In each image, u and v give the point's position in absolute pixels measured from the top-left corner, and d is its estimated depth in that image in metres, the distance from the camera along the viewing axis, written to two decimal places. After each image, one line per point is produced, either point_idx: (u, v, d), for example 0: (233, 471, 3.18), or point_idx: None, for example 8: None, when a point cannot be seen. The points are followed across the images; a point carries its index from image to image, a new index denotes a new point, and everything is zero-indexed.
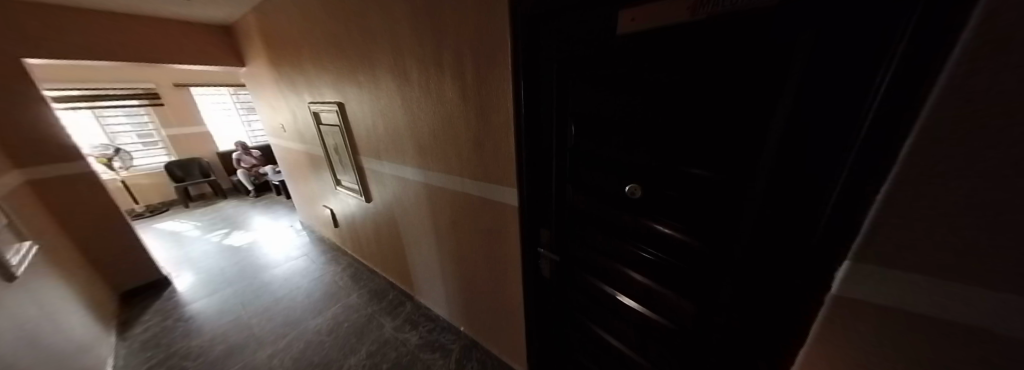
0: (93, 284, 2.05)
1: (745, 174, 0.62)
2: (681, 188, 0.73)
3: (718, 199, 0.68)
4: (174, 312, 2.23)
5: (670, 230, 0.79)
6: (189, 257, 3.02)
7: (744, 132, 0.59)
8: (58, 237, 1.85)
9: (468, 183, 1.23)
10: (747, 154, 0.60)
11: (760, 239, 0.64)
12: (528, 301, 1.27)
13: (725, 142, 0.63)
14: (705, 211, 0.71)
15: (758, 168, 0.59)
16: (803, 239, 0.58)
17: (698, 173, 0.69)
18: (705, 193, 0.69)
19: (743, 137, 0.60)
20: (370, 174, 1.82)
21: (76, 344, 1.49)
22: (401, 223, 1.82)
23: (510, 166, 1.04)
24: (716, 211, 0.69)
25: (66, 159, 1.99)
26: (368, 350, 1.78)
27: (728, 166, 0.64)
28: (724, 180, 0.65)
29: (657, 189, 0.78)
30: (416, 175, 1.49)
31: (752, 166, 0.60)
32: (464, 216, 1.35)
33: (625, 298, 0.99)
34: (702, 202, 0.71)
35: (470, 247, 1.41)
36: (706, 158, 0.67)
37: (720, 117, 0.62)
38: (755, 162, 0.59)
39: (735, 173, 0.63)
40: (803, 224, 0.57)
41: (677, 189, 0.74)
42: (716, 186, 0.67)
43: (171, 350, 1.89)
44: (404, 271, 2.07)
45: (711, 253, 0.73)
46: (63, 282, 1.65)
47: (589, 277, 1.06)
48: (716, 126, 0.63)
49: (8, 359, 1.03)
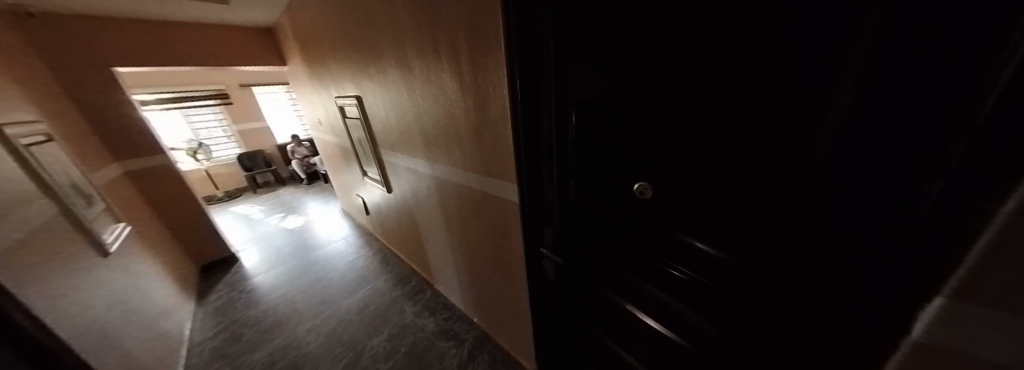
0: (178, 257, 2.47)
1: (789, 175, 0.47)
2: (702, 190, 0.59)
3: (754, 203, 0.53)
4: (239, 284, 2.60)
5: (700, 243, 0.65)
6: (253, 237, 3.47)
7: (789, 117, 0.44)
8: (149, 218, 2.23)
9: (473, 176, 1.18)
10: (795, 148, 0.45)
11: (810, 257, 0.49)
12: (534, 301, 1.20)
13: (761, 132, 0.48)
14: (738, 219, 0.56)
15: (806, 165, 0.44)
16: (873, 260, 0.42)
17: (727, 171, 0.54)
18: (734, 197, 0.55)
19: (787, 124, 0.44)
20: (389, 166, 1.87)
21: (161, 308, 1.81)
22: (417, 215, 1.86)
23: (508, 159, 0.97)
24: (750, 218, 0.55)
25: (152, 152, 2.37)
26: (389, 332, 1.89)
27: (764, 163, 0.49)
28: (764, 182, 0.50)
29: (675, 190, 0.64)
30: (426, 168, 1.49)
31: (798, 163, 0.45)
32: (471, 210, 1.31)
33: (640, 313, 0.87)
34: (734, 207, 0.56)
35: (477, 241, 1.39)
36: (736, 153, 0.52)
37: (754, 99, 0.47)
38: (807, 154, 0.43)
39: (775, 173, 0.48)
40: (874, 241, 0.41)
41: (699, 192, 0.60)
42: (752, 189, 0.52)
43: (233, 317, 2.20)
44: (424, 260, 2.13)
45: (744, 270, 0.59)
46: (151, 256, 2.00)
47: (600, 286, 0.95)
48: (748, 110, 0.48)
49: (99, 321, 1.28)
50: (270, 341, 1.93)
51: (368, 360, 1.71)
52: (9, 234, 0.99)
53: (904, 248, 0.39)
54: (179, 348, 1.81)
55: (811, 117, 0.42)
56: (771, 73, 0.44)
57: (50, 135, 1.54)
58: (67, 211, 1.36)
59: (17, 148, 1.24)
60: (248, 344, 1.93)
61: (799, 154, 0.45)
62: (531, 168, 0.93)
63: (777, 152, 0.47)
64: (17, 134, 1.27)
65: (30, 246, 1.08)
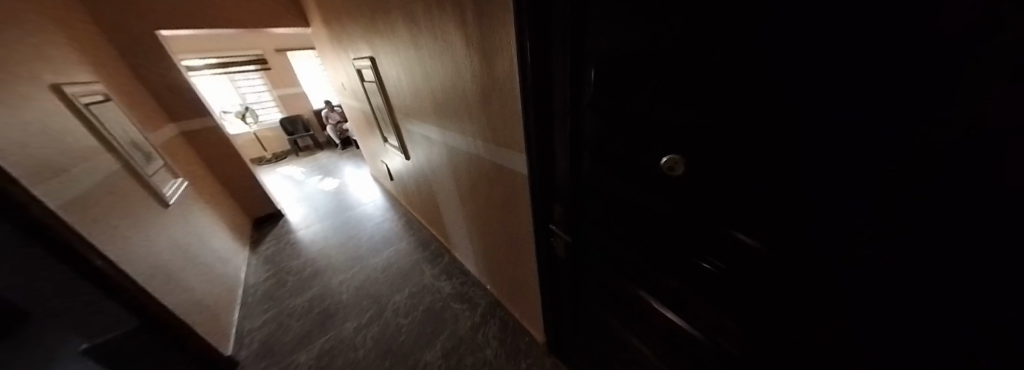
0: (233, 210, 2.78)
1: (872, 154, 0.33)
2: (734, 173, 0.47)
3: (781, 194, 0.43)
4: (284, 237, 2.88)
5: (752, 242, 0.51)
6: (295, 196, 3.79)
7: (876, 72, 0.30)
8: (204, 175, 2.50)
9: (482, 146, 1.11)
10: (836, 130, 0.34)
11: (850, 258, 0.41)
12: (543, 277, 1.17)
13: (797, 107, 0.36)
14: (762, 209, 0.47)
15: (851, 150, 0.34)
16: (933, 271, 0.34)
17: (746, 154, 0.44)
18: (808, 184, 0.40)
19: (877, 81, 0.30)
20: (405, 132, 1.84)
21: (219, 253, 2.07)
22: (434, 182, 1.85)
23: (515, 125, 0.88)
24: (796, 210, 0.43)
25: (201, 115, 2.58)
26: (410, 291, 2.00)
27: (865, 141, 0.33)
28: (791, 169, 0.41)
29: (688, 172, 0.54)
30: (438, 135, 1.43)
31: (841, 148, 0.35)
32: (481, 180, 1.26)
33: (662, 307, 0.78)
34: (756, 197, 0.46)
35: (490, 212, 1.34)
36: (758, 133, 0.41)
37: (796, 60, 0.34)
38: (860, 137, 0.33)
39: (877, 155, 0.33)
40: (937, 249, 0.33)
41: (731, 175, 0.48)
42: (778, 176, 0.42)
43: (280, 265, 2.47)
44: (442, 226, 2.18)
45: (770, 265, 0.51)
46: (208, 209, 2.26)
47: (623, 278, 0.85)
48: (811, 68, 0.34)
49: (163, 261, 1.48)
50: (309, 288, 2.15)
51: (390, 315, 1.83)
52: (63, 190, 1.15)
53: (982, 259, 0.30)
54: (237, 289, 2.08)
55: (871, 87, 0.31)
56: (831, 22, 0.31)
57: (107, 95, 1.73)
58: (126, 166, 1.59)
59: (80, 108, 1.44)
60: (291, 289, 2.16)
61: (841, 137, 0.34)
62: (544, 138, 0.83)
63: (813, 133, 0.36)
64: (75, 94, 1.45)
65: (90, 199, 1.25)
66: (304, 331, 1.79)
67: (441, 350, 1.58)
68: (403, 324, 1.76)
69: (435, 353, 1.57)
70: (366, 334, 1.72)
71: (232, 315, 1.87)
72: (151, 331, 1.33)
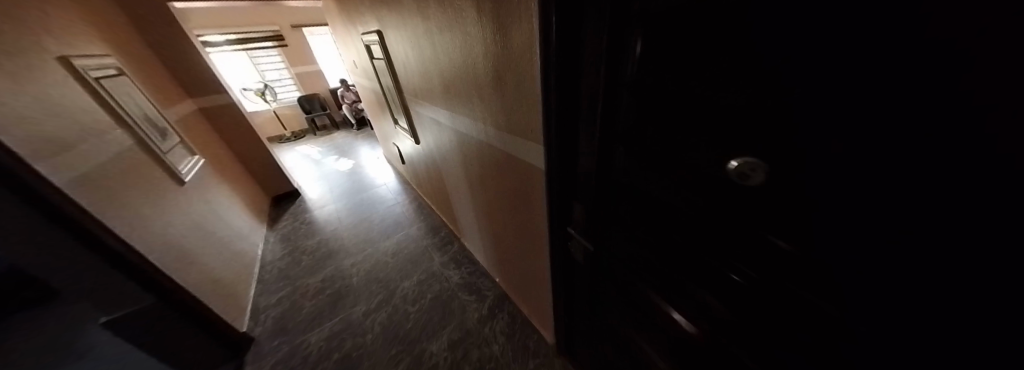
0: (252, 188, 2.84)
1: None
2: (816, 184, 0.33)
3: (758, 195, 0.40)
4: (301, 216, 2.91)
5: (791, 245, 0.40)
6: (312, 175, 3.84)
7: None
8: (222, 153, 2.53)
9: (491, 133, 1.00)
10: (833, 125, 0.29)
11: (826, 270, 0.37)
12: (557, 277, 1.07)
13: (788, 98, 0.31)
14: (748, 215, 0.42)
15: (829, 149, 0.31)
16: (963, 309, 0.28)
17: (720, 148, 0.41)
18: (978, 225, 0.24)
19: None
20: (414, 115, 1.74)
21: (237, 231, 2.12)
22: (443, 168, 1.76)
23: (533, 111, 0.75)
24: (811, 220, 0.36)
25: (216, 92, 2.57)
26: (418, 278, 1.98)
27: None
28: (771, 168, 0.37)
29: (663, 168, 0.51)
30: (448, 119, 1.32)
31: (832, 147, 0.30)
32: (492, 170, 1.15)
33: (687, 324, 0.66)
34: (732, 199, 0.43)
35: (501, 204, 1.24)
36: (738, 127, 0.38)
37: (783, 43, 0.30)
38: None
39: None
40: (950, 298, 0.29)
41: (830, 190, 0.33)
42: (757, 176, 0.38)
43: (296, 243, 2.50)
44: (452, 214, 2.12)
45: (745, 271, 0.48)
46: (226, 187, 2.30)
47: (645, 288, 0.73)
48: (835, 48, 0.27)
49: (177, 239, 1.50)
50: (322, 268, 2.16)
51: (399, 301, 1.82)
52: (76, 165, 1.16)
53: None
54: (255, 265, 2.13)
55: (888, 71, 0.25)
56: None
57: (120, 70, 1.71)
58: (140, 142, 1.59)
59: (90, 83, 1.43)
60: (306, 268, 2.18)
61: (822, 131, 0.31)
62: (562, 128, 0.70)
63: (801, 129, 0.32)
64: (85, 67, 1.44)
65: (103, 176, 1.26)
66: (316, 312, 1.81)
67: (447, 342, 1.55)
68: (410, 312, 1.74)
69: (442, 345, 1.53)
70: (375, 319, 1.72)
71: (249, 291, 1.91)
72: (167, 307, 1.33)
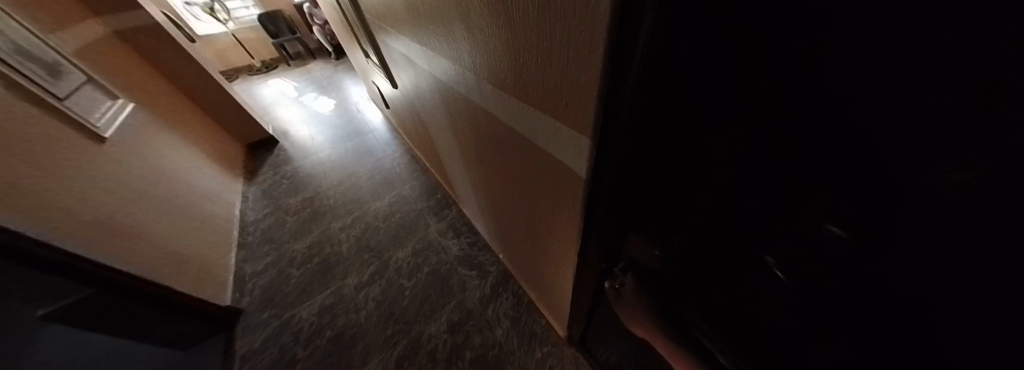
0: (218, 135, 2.43)
1: None
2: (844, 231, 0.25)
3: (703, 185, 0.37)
4: (282, 169, 2.46)
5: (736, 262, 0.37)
6: (287, 114, 3.27)
7: None
8: (164, 95, 2.05)
9: (493, 95, 0.60)
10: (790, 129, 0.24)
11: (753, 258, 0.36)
12: (583, 289, 0.84)
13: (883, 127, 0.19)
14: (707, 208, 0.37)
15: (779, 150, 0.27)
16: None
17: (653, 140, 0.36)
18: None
19: None
20: (384, 46, 1.21)
21: (202, 193, 1.84)
22: (430, 124, 1.35)
23: (590, 74, 0.36)
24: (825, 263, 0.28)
25: (129, 8, 1.93)
26: (413, 247, 1.78)
27: None
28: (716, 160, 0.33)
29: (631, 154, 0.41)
30: (426, 61, 0.85)
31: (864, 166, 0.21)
32: (499, 147, 0.77)
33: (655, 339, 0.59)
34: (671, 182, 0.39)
35: (511, 189, 0.91)
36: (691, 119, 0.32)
37: None
38: None
39: None
40: None
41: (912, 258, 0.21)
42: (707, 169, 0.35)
43: (280, 202, 2.13)
44: (446, 177, 1.78)
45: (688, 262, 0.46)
46: (178, 139, 1.92)
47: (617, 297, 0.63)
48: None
49: (107, 213, 1.25)
50: (309, 231, 1.92)
51: (393, 274, 1.66)
52: None
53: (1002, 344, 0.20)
54: (233, 229, 1.89)
55: None
56: None
57: None
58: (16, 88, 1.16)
59: None
60: (291, 230, 1.94)
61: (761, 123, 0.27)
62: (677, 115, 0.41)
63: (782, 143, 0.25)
64: None
65: None
66: (307, 283, 1.66)
67: (446, 324, 1.45)
68: (406, 287, 1.60)
69: (441, 327, 1.44)
70: (368, 294, 1.59)
71: (231, 259, 1.72)
72: (117, 294, 1.19)
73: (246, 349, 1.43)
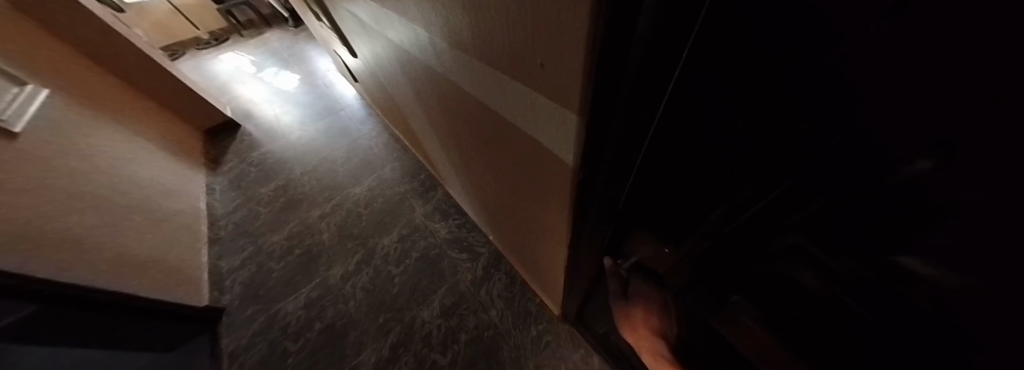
0: (168, 121, 2.17)
1: None
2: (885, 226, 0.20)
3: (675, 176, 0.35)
4: (248, 156, 2.25)
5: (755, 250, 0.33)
6: (247, 92, 2.94)
7: None
8: (90, 80, 1.77)
9: (454, 62, 0.47)
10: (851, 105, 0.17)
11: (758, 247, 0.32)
12: (577, 272, 0.78)
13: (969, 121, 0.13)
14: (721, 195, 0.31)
15: (777, 149, 0.23)
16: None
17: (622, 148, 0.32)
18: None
19: None
20: (331, 4, 1.00)
21: (159, 189, 1.67)
22: (399, 100, 1.19)
23: (570, 25, 0.23)
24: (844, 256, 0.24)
25: None
26: (399, 233, 1.70)
27: None
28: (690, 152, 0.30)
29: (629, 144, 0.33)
30: (377, 19, 0.68)
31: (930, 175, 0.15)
32: (472, 123, 0.64)
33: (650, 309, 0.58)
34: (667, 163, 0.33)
35: (493, 171, 0.80)
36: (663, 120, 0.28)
37: None
38: None
39: None
40: None
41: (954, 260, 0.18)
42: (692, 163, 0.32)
43: (250, 192, 1.97)
44: (428, 157, 1.64)
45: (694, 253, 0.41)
46: (118, 130, 1.70)
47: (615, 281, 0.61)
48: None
49: (40, 224, 1.10)
50: (286, 222, 1.80)
51: (381, 261, 1.59)
52: None
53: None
54: (202, 225, 1.75)
55: None
56: None
57: None
58: None
59: None
60: (266, 222, 1.81)
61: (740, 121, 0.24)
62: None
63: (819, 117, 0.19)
64: None
65: None
66: (289, 276, 1.58)
67: (439, 308, 1.41)
68: (395, 274, 1.54)
69: (433, 312, 1.40)
70: (356, 283, 1.53)
71: (203, 257, 1.61)
72: (53, 301, 1.04)
73: (233, 346, 1.38)
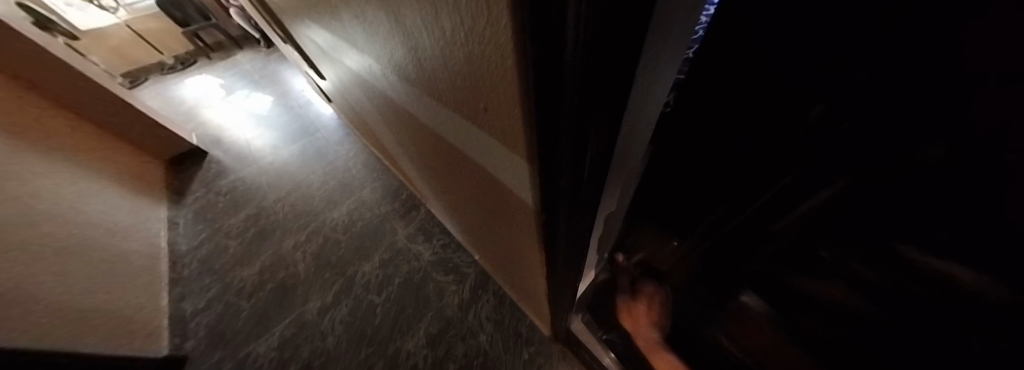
0: (125, 154, 2.02)
1: None
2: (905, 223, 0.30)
3: None
4: (215, 185, 2.11)
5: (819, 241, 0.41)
6: (216, 117, 2.80)
7: None
8: (33, 116, 1.63)
9: (408, 93, 0.42)
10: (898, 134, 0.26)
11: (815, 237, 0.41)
12: (557, 300, 0.74)
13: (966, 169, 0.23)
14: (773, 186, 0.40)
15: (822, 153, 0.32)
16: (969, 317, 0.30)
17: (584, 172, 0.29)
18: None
19: None
20: (291, 27, 0.95)
21: (112, 230, 1.53)
22: (372, 123, 1.14)
23: (499, 75, 0.20)
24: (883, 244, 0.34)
25: None
26: (381, 258, 1.62)
27: None
28: None
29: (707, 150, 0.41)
30: (332, 45, 0.64)
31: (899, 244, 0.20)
32: (436, 152, 0.60)
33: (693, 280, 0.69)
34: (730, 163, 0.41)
35: (464, 199, 0.76)
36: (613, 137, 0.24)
37: None
38: None
39: None
40: None
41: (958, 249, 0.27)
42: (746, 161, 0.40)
43: (217, 225, 1.84)
44: (408, 178, 1.58)
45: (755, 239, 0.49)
46: (65, 169, 1.56)
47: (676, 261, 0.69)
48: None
49: None
50: (257, 255, 1.69)
51: (361, 291, 1.51)
52: None
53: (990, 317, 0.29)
54: (162, 265, 1.61)
55: None
56: None
57: None
58: None
59: None
60: (234, 256, 1.69)
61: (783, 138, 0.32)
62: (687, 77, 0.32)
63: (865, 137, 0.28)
64: None
65: None
66: (262, 314, 1.47)
67: (424, 338, 1.34)
68: (377, 303, 1.46)
69: (419, 342, 1.33)
70: (334, 317, 1.44)
71: (164, 300, 1.49)
72: None
73: None
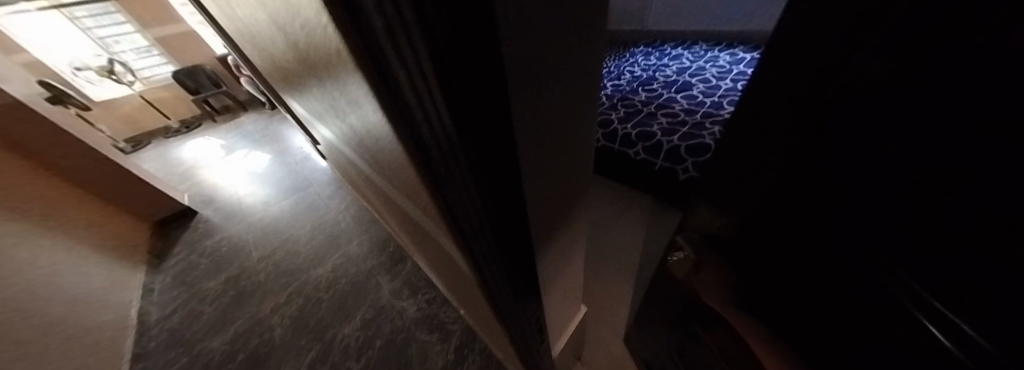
0: (112, 218, 2.02)
1: None
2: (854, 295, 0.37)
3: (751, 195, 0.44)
4: (200, 246, 2.08)
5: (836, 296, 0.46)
6: (211, 176, 2.87)
7: None
8: (30, 187, 1.67)
9: (375, 175, 0.53)
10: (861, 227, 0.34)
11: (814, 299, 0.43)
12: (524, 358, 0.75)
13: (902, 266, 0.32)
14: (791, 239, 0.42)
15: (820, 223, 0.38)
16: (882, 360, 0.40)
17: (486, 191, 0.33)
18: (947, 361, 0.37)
19: None
20: (293, 108, 1.09)
21: (82, 301, 1.47)
22: (361, 185, 1.22)
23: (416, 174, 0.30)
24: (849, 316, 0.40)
25: None
26: (362, 318, 1.55)
27: None
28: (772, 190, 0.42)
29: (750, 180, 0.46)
30: (326, 133, 0.77)
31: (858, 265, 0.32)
32: (407, 219, 0.69)
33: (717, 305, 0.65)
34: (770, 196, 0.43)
35: (437, 260, 0.82)
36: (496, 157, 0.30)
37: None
38: None
39: None
40: None
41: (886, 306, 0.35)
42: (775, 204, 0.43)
43: (194, 289, 1.77)
44: (396, 232, 1.61)
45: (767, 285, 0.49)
46: (48, 239, 1.56)
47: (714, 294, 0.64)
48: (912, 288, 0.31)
49: None
50: (231, 321, 1.60)
51: (338, 357, 1.42)
52: None
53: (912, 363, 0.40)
54: (127, 338, 1.52)
55: None
56: None
57: None
58: None
59: None
60: (207, 324, 1.60)
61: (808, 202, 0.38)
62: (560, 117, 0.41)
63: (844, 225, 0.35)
64: None
65: None
66: None
67: None
68: None
69: None
70: None
71: None
72: None
73: None
